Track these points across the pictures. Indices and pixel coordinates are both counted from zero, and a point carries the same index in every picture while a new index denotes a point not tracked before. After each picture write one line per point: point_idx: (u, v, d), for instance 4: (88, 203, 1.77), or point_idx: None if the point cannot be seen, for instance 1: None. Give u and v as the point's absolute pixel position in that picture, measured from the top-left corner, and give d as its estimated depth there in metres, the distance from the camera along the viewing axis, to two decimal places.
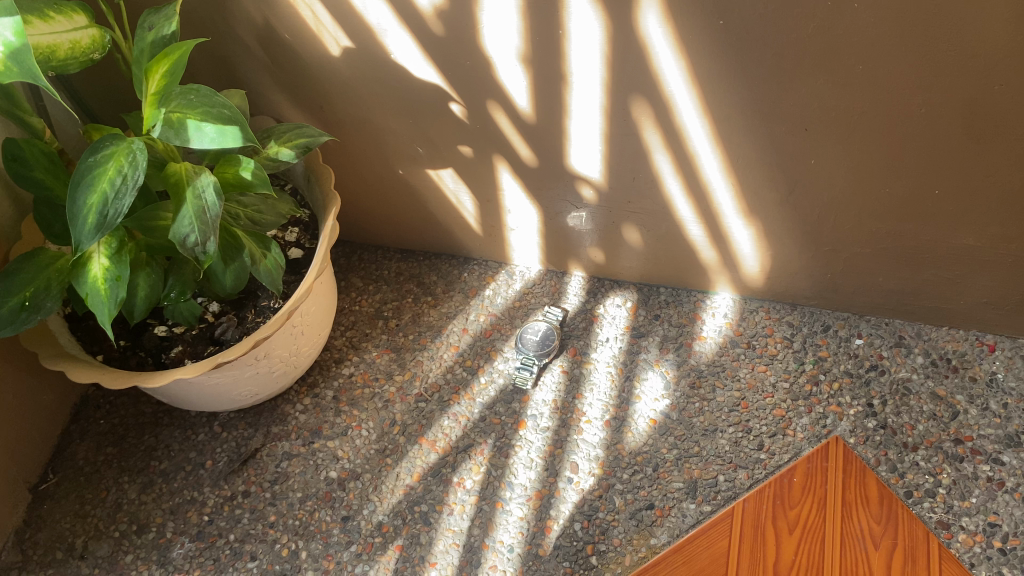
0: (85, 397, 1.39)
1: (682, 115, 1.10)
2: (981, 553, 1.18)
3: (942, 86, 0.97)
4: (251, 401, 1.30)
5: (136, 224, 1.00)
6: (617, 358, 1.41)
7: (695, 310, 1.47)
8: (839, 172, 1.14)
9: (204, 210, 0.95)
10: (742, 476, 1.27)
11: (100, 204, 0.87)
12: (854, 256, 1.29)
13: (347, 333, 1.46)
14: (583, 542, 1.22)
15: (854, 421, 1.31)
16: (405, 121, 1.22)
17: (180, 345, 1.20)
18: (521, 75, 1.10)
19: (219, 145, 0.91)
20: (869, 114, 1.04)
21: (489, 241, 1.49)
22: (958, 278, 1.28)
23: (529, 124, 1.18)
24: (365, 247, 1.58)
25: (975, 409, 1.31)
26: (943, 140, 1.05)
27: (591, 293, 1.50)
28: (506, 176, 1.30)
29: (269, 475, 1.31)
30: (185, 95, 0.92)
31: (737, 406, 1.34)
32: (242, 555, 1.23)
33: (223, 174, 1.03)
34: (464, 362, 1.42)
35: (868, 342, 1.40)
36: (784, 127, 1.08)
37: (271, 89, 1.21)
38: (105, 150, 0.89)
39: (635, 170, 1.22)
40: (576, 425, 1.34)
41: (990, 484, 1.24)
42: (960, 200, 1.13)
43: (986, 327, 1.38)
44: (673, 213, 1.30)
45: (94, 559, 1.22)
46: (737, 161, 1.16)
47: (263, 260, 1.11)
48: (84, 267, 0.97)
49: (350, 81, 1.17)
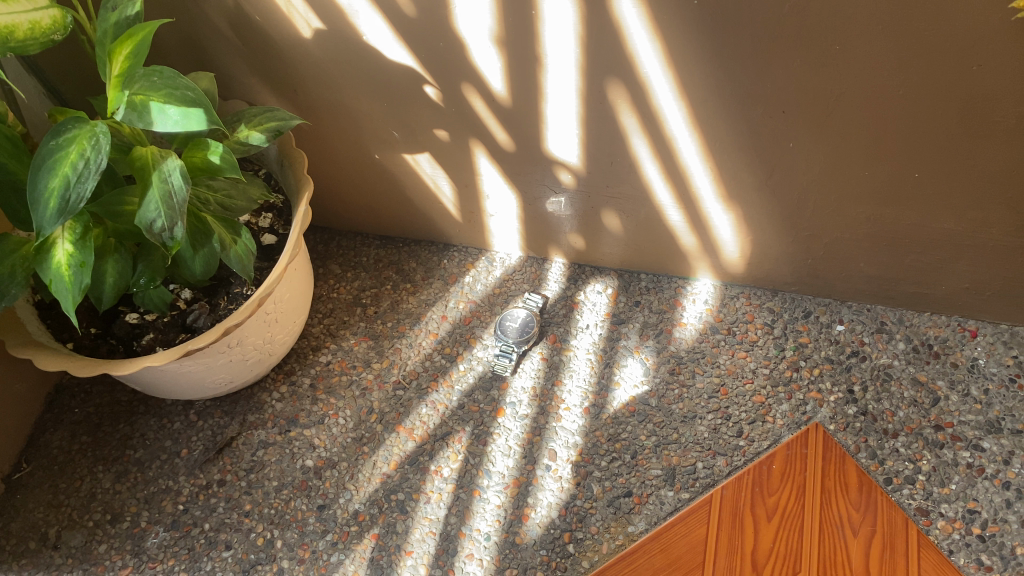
0: (59, 385, 1.37)
1: (658, 98, 1.08)
2: (960, 540, 1.17)
3: (920, 67, 0.96)
4: (225, 389, 1.29)
5: (102, 210, 0.98)
6: (597, 345, 1.40)
7: (675, 296, 1.45)
8: (819, 155, 1.12)
9: (170, 195, 0.93)
10: (721, 463, 1.26)
11: (61, 188, 0.85)
12: (835, 241, 1.28)
13: (324, 320, 1.44)
14: (560, 529, 1.21)
15: (834, 408, 1.30)
16: (378, 105, 1.21)
17: (151, 332, 1.19)
18: (494, 57, 1.08)
19: (183, 128, 0.90)
20: (846, 96, 1.02)
21: (468, 226, 1.47)
22: (939, 263, 1.27)
23: (504, 107, 1.16)
24: (343, 233, 1.55)
25: (956, 395, 1.30)
26: (923, 122, 1.03)
27: (571, 279, 1.49)
28: (483, 161, 1.28)
29: (245, 463, 1.29)
30: (148, 77, 0.90)
31: (716, 393, 1.33)
32: (216, 545, 1.22)
33: (190, 159, 1.01)
34: (443, 350, 1.41)
35: (849, 328, 1.39)
36: (762, 109, 1.06)
37: (243, 72, 1.19)
38: (67, 133, 0.87)
39: (612, 153, 1.21)
40: (555, 412, 1.33)
41: (970, 470, 1.23)
42: (939, 184, 1.12)
43: (968, 313, 1.36)
44: (652, 198, 1.28)
45: (67, 549, 1.21)
46: (715, 145, 1.15)
47: (233, 245, 1.10)
48: (48, 252, 0.95)
49: (323, 64, 1.15)
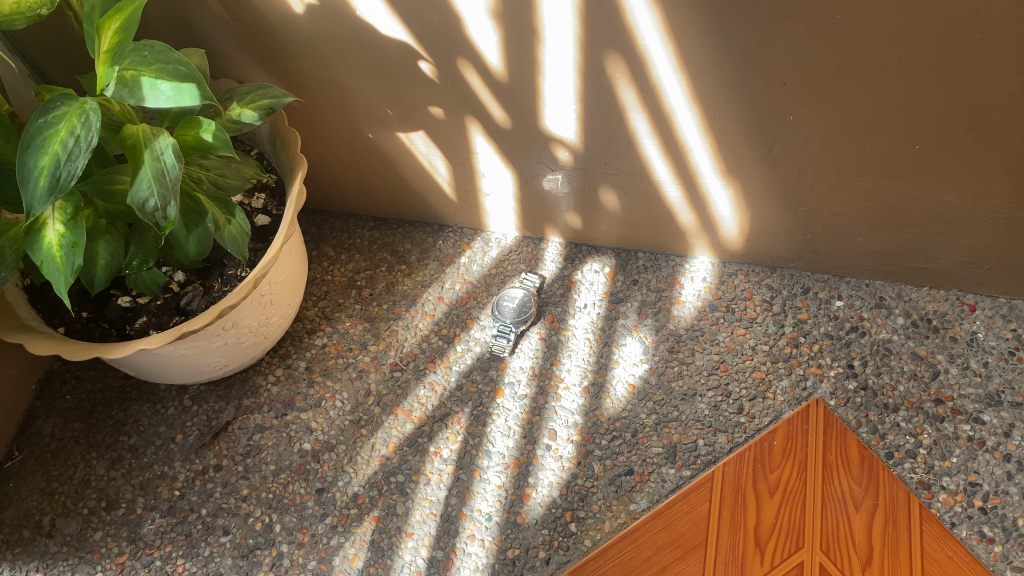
0: (50, 371, 1.34)
1: (658, 71, 1.07)
2: (962, 512, 1.17)
3: (923, 35, 0.94)
4: (220, 372, 1.27)
5: (92, 188, 0.96)
6: (596, 324, 1.39)
7: (673, 274, 1.44)
8: (819, 128, 1.11)
9: (163, 172, 0.91)
10: (722, 440, 1.26)
11: (52, 166, 0.83)
12: (834, 215, 1.27)
13: (319, 303, 1.42)
14: (562, 509, 1.20)
15: (835, 383, 1.30)
16: (372, 82, 1.19)
17: (145, 315, 1.17)
18: (491, 31, 1.06)
19: (175, 103, 0.87)
20: (848, 66, 1.01)
21: (464, 207, 1.46)
22: (938, 237, 1.27)
23: (500, 82, 1.14)
24: (336, 215, 1.53)
25: (956, 368, 1.30)
26: (924, 93, 1.02)
27: (568, 259, 1.48)
28: (479, 139, 1.26)
29: (242, 448, 1.28)
30: (139, 51, 0.88)
31: (715, 369, 1.33)
32: (214, 530, 1.21)
33: (183, 137, 0.99)
34: (440, 331, 1.39)
35: (848, 303, 1.39)
36: (762, 81, 1.05)
37: (233, 50, 1.16)
38: (55, 111, 0.85)
39: (610, 129, 1.19)
40: (554, 392, 1.32)
41: (971, 443, 1.23)
42: (940, 155, 1.11)
43: (966, 286, 1.36)
44: (651, 174, 1.27)
45: (62, 537, 1.20)
46: (715, 119, 1.13)
47: (227, 226, 1.08)
48: (38, 233, 0.93)
49: (316, 40, 1.13)
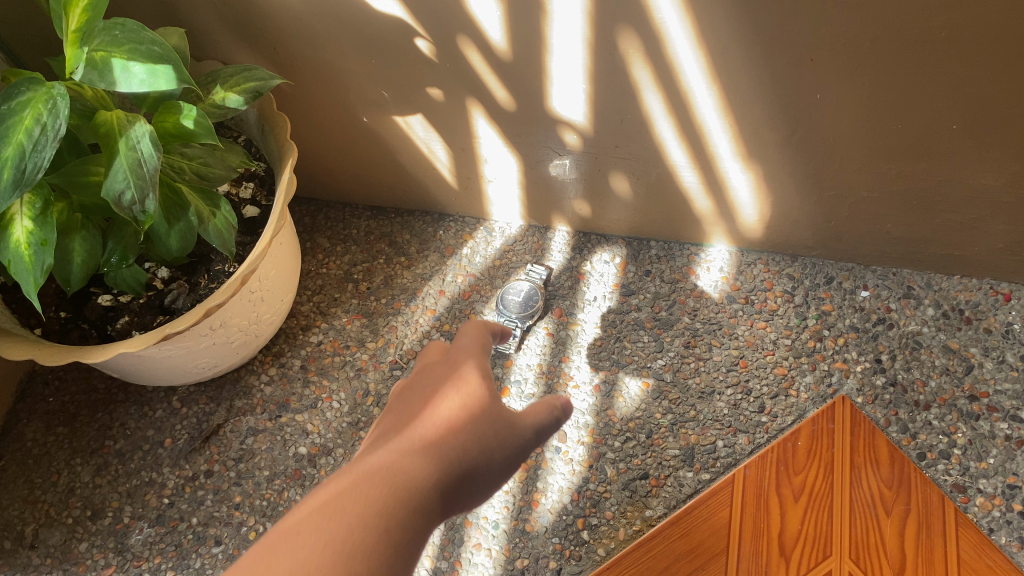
0: (32, 372, 1.27)
1: (674, 47, 0.99)
2: (999, 517, 1.11)
3: (969, 6, 0.85)
4: (209, 373, 1.20)
5: (63, 180, 0.87)
6: (607, 318, 1.32)
7: (688, 264, 1.37)
8: (848, 107, 1.03)
9: (139, 163, 0.83)
10: (742, 441, 1.19)
11: (16, 157, 0.75)
12: (861, 201, 1.20)
13: (314, 298, 1.35)
14: (573, 515, 1.14)
15: (861, 379, 1.23)
16: (366, 62, 1.11)
17: (127, 315, 1.10)
18: (493, 6, 0.97)
19: (150, 88, 0.80)
20: (883, 40, 0.92)
21: (466, 194, 1.38)
22: (972, 223, 1.19)
23: (504, 61, 1.06)
24: (331, 204, 1.46)
25: (990, 362, 1.23)
26: (966, 69, 0.94)
27: (576, 248, 1.40)
28: (480, 122, 1.19)
29: (234, 452, 1.21)
30: (109, 30, 0.80)
31: (734, 365, 1.26)
32: (206, 540, 1.14)
33: (161, 124, 0.90)
34: (443, 327, 1.32)
35: (874, 294, 1.31)
36: (788, 57, 0.97)
37: (215, 29, 1.08)
38: (20, 97, 0.77)
39: (621, 110, 1.11)
40: (564, 390, 1.25)
41: (1008, 443, 1.16)
42: (979, 136, 1.03)
43: (1001, 275, 1.29)
44: (665, 157, 1.20)
45: (45, 548, 1.13)
46: (735, 99, 1.06)
47: (212, 219, 1.00)
48: (4, 229, 0.85)
49: (304, 18, 1.04)
